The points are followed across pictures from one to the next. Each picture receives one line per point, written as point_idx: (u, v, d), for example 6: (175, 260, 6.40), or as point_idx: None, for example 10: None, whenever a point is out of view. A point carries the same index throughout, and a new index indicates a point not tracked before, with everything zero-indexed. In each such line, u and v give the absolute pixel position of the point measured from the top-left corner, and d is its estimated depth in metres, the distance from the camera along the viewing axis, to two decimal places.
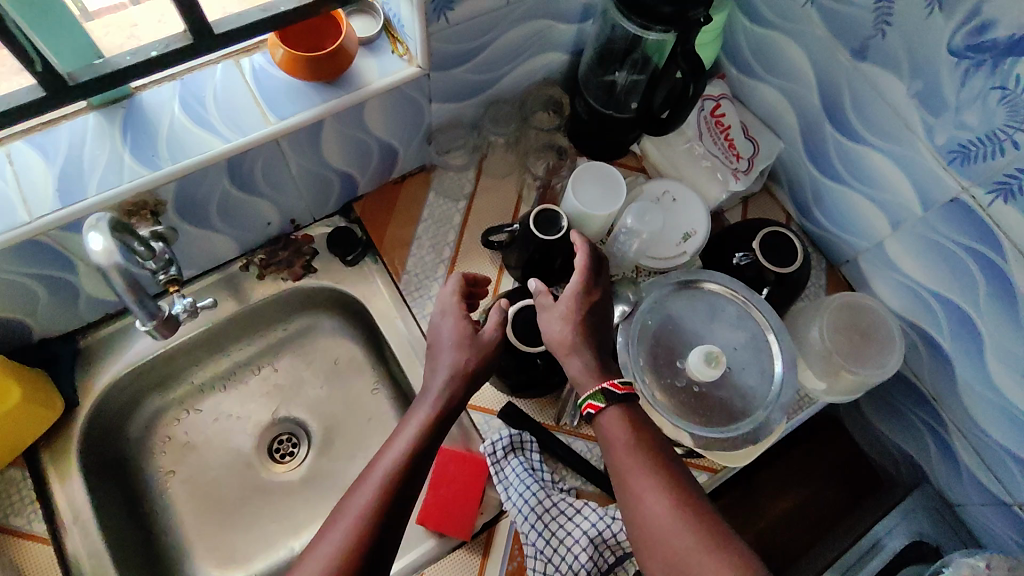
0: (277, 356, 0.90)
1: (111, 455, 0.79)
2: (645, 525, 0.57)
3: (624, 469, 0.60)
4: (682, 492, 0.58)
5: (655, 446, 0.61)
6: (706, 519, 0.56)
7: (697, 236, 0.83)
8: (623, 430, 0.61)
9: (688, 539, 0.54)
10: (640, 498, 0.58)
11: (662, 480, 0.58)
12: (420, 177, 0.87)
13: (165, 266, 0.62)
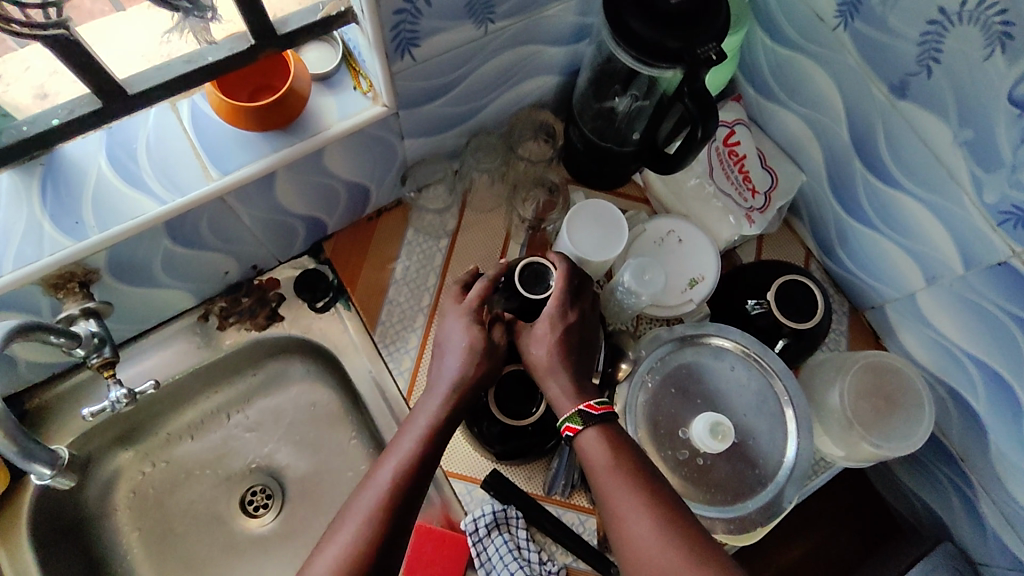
0: (248, 404, 0.83)
1: (68, 518, 0.74)
2: (629, 547, 0.51)
3: (603, 491, 0.54)
4: (667, 511, 0.52)
5: (634, 460, 0.55)
6: (694, 543, 0.50)
7: (705, 282, 0.75)
8: (599, 446, 0.56)
9: (673, 565, 0.49)
10: (622, 520, 0.52)
11: (644, 498, 0.53)
12: (397, 212, 0.79)
13: (97, 351, 0.62)
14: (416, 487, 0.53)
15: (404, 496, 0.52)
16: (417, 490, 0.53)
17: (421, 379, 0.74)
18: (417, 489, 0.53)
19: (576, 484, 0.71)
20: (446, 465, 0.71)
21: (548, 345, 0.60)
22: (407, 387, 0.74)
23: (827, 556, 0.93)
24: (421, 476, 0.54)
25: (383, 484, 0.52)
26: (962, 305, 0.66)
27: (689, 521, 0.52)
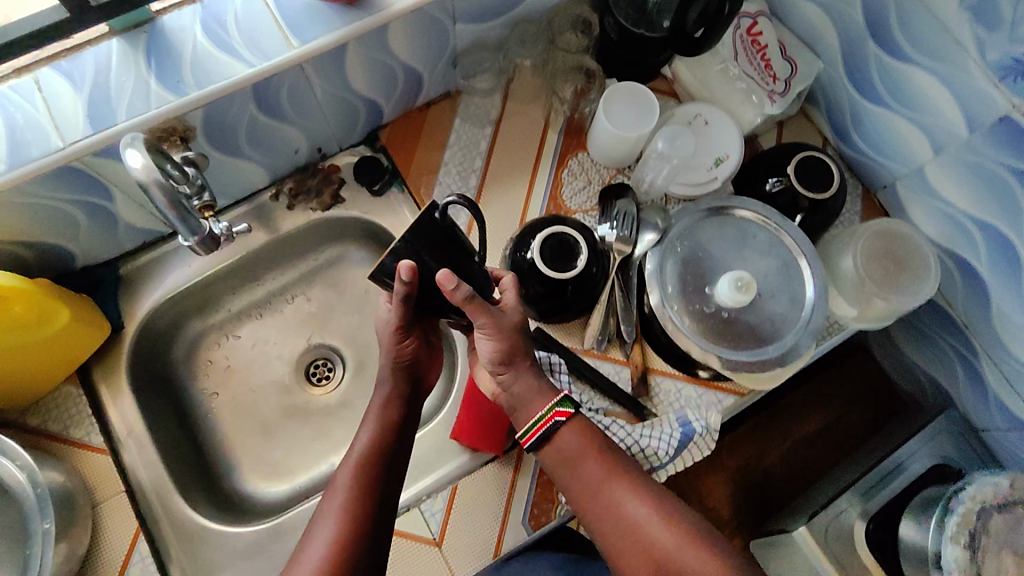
0: (310, 286, 0.91)
1: (158, 376, 0.83)
2: (628, 530, 0.61)
3: (594, 485, 0.63)
4: (652, 491, 0.63)
5: (612, 454, 0.65)
6: (677, 513, 0.62)
7: (730, 161, 0.82)
8: (582, 446, 0.65)
9: (668, 538, 0.60)
10: (618, 507, 0.62)
11: (629, 486, 0.63)
12: (445, 104, 0.86)
13: (200, 192, 0.65)
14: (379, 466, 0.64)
15: (369, 485, 0.62)
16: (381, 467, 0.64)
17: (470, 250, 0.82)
18: (380, 468, 0.64)
19: (613, 337, 0.79)
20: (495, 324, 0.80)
21: (513, 339, 0.65)
22: None
23: (840, 432, 1.02)
24: (380, 464, 0.64)
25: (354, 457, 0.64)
26: (966, 169, 0.72)
27: (669, 494, 0.63)
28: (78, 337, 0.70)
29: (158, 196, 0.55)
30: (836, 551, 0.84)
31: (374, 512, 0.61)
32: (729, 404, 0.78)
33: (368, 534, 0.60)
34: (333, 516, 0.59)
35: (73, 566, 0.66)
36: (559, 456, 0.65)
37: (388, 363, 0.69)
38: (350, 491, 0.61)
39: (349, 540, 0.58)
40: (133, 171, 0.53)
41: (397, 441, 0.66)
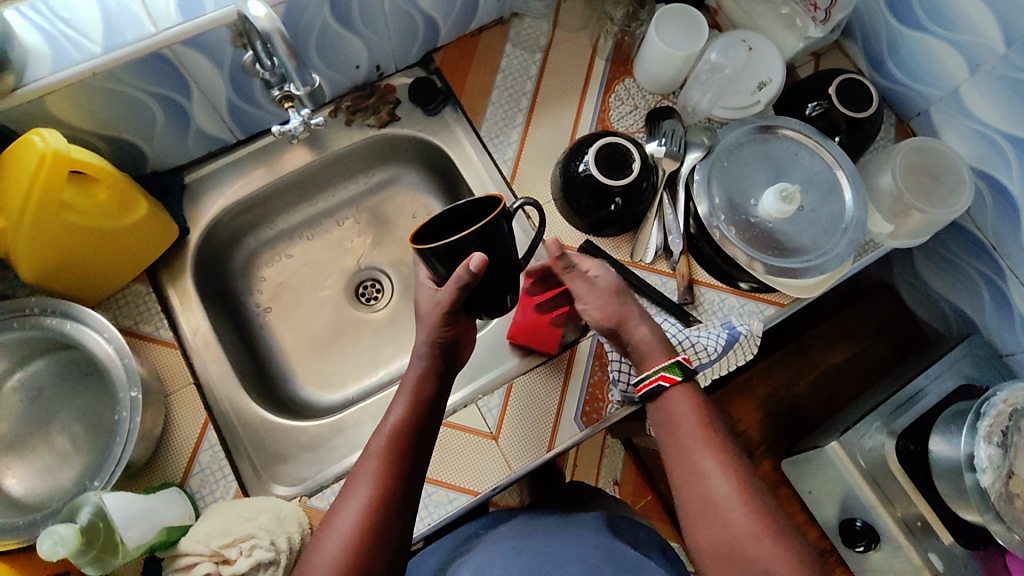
0: (360, 208, 0.95)
1: (218, 285, 0.86)
2: (708, 502, 0.57)
3: (687, 447, 0.60)
4: (744, 473, 0.58)
5: (716, 427, 0.61)
6: (764, 505, 0.57)
7: (772, 84, 0.85)
8: (689, 410, 0.62)
9: (746, 519, 0.55)
10: (701, 475, 0.58)
11: (723, 462, 0.59)
12: (497, 29, 0.89)
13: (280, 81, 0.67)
14: (409, 445, 0.61)
15: (399, 462, 0.59)
16: (411, 443, 0.61)
17: (522, 166, 0.85)
18: (408, 447, 0.61)
19: (660, 249, 0.82)
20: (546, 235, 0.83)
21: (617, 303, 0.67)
22: (510, 172, 0.85)
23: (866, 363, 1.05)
24: (409, 442, 0.61)
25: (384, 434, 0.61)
26: (1002, 85, 0.76)
27: (761, 484, 0.58)
28: (153, 232, 0.72)
29: (281, 48, 0.59)
30: (869, 466, 0.87)
31: (402, 490, 0.59)
32: (769, 314, 0.82)
33: (396, 515, 0.58)
34: (362, 488, 0.58)
35: (150, 447, 0.68)
36: (663, 414, 0.63)
37: (425, 340, 0.65)
38: (380, 467, 0.59)
39: (381, 514, 0.57)
40: (258, 19, 0.57)
41: (428, 418, 0.63)
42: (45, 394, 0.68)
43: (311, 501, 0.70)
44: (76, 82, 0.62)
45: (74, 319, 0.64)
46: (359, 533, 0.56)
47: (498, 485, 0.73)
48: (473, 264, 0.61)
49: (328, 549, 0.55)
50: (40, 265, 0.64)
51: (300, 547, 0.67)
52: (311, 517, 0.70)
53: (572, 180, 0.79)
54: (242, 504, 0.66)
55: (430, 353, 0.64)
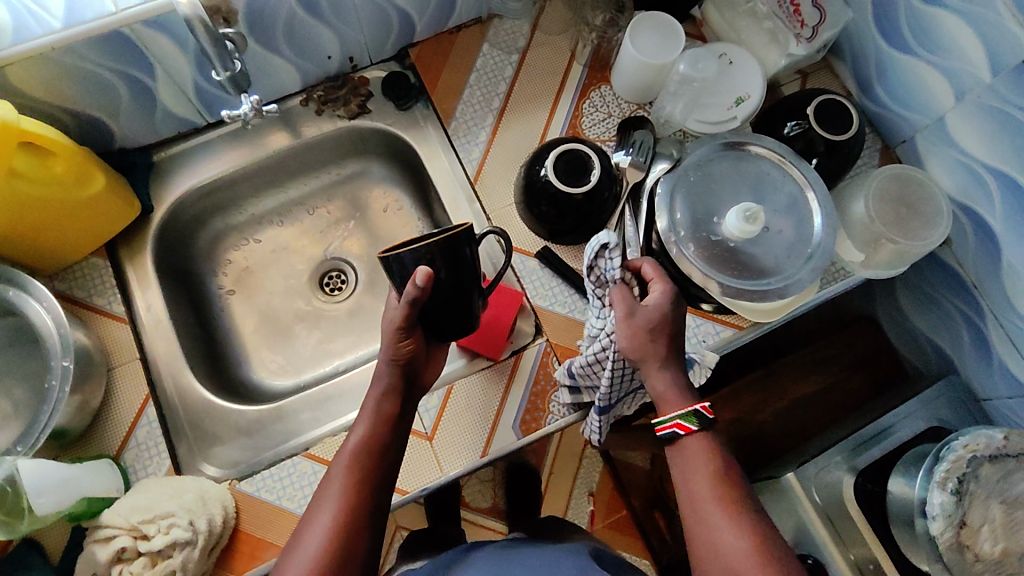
0: (331, 198, 0.95)
1: (181, 264, 0.87)
2: (715, 557, 0.55)
3: (695, 501, 0.58)
4: (759, 524, 0.55)
5: (736, 477, 0.58)
6: (781, 562, 0.53)
7: (750, 100, 0.83)
8: (699, 459, 0.59)
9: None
10: (709, 528, 0.56)
11: (741, 515, 0.56)
12: (475, 28, 0.89)
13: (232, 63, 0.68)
14: (371, 464, 0.60)
15: (363, 482, 0.58)
16: (374, 464, 0.60)
17: (488, 166, 0.84)
18: (372, 467, 0.60)
19: None
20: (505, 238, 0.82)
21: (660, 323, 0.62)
22: (475, 171, 0.84)
23: (840, 395, 1.01)
24: (373, 462, 0.60)
25: (345, 455, 0.60)
26: (987, 116, 0.72)
27: (778, 538, 0.55)
28: (110, 208, 0.74)
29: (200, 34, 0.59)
30: (824, 503, 0.84)
31: (367, 511, 0.58)
32: (725, 336, 0.80)
33: (364, 537, 0.57)
34: (327, 512, 0.56)
35: (86, 418, 0.68)
36: (675, 459, 0.61)
37: (388, 357, 0.63)
38: (344, 488, 0.58)
39: (348, 536, 0.55)
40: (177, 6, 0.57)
41: (392, 436, 0.62)
42: None
43: (240, 484, 0.69)
44: (33, 56, 0.63)
45: (18, 286, 0.65)
46: (324, 556, 0.54)
47: (428, 487, 0.72)
48: (420, 279, 0.59)
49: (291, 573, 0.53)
50: None
51: (221, 530, 0.66)
52: (237, 500, 0.68)
53: (533, 185, 0.78)
54: (169, 482, 0.67)
55: (392, 371, 0.64)
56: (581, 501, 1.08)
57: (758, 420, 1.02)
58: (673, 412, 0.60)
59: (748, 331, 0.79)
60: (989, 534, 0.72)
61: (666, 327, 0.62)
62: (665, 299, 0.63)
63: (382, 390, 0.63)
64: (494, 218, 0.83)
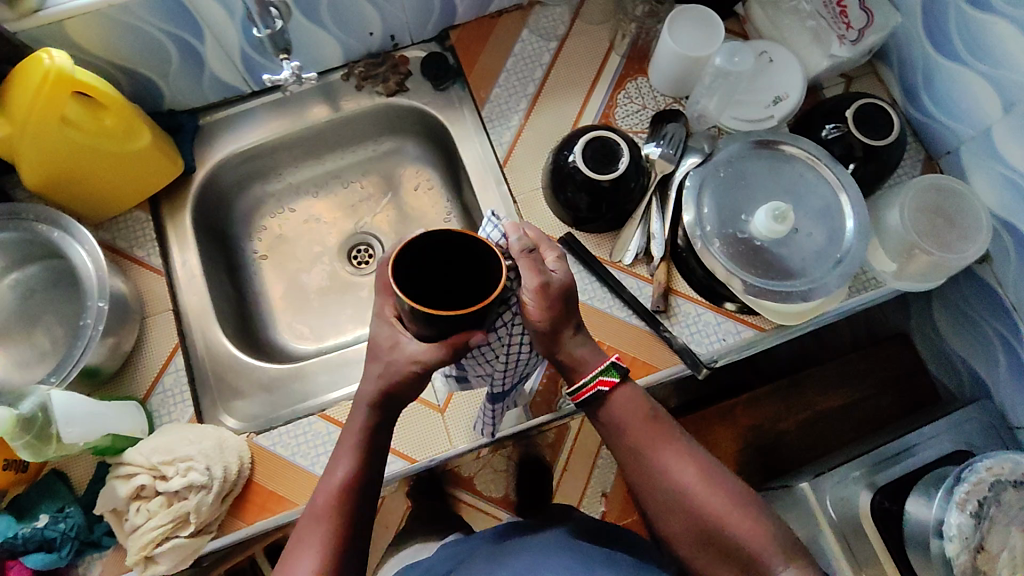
0: (365, 174, 0.98)
1: (218, 226, 0.90)
2: (676, 495, 0.61)
3: (643, 450, 0.62)
4: (700, 456, 0.62)
5: (660, 418, 0.63)
6: (728, 484, 0.62)
7: (789, 101, 0.81)
8: (637, 407, 0.63)
9: (717, 501, 0.60)
10: (664, 468, 0.61)
11: (677, 448, 0.62)
12: (516, 14, 0.90)
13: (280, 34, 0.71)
14: (356, 501, 0.58)
15: (349, 519, 0.58)
16: (360, 501, 0.58)
17: (518, 150, 0.85)
18: (356, 506, 0.58)
19: (641, 253, 0.80)
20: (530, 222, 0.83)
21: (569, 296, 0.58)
22: (505, 154, 0.85)
23: None
24: (355, 503, 0.58)
25: (329, 493, 0.58)
26: None
27: (716, 462, 0.63)
28: (154, 163, 0.76)
29: None
30: (839, 519, 0.82)
31: (349, 554, 0.57)
32: (746, 336, 0.78)
33: (347, 574, 0.57)
34: (313, 552, 0.56)
35: (118, 360, 0.72)
36: (610, 416, 0.63)
37: (375, 388, 0.56)
38: (326, 530, 0.57)
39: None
40: None
41: (372, 474, 0.59)
42: (36, 295, 0.74)
43: (257, 438, 0.72)
44: (93, 11, 0.66)
45: (64, 229, 0.68)
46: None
47: (436, 459, 0.74)
48: (469, 339, 0.49)
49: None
50: (39, 174, 0.69)
51: (235, 479, 0.69)
52: (253, 453, 0.71)
53: (560, 170, 0.78)
54: (189, 428, 0.70)
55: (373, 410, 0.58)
56: (595, 498, 1.01)
57: (782, 429, 0.99)
58: (595, 369, 0.61)
59: (770, 333, 0.78)
60: (1007, 562, 0.69)
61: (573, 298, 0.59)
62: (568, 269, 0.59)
63: (362, 428, 0.58)
64: (520, 201, 0.83)
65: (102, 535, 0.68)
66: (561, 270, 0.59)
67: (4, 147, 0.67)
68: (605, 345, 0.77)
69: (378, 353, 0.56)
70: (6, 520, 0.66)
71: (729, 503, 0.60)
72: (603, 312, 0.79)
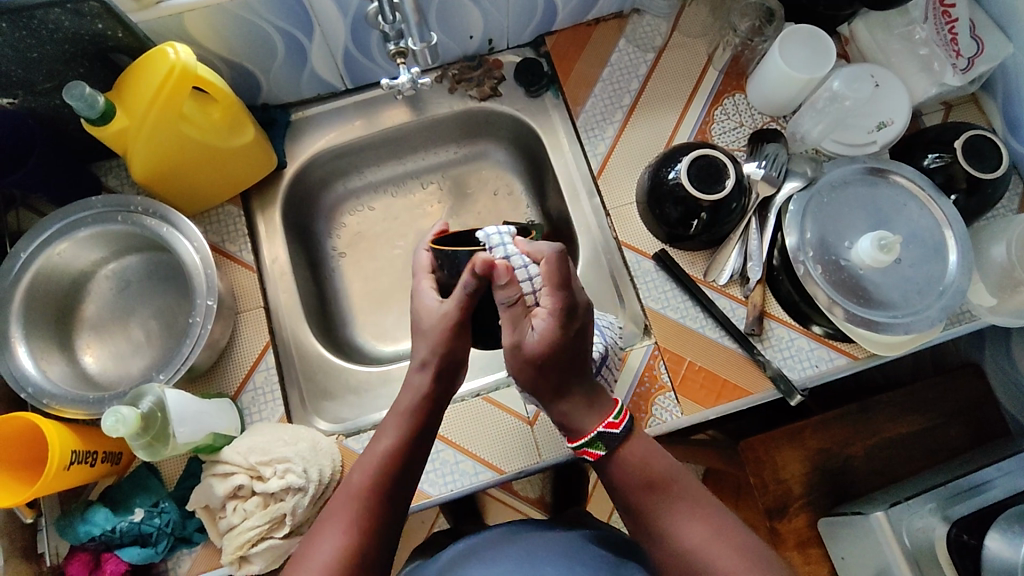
0: (445, 176, 0.96)
1: (302, 221, 0.90)
2: (685, 554, 0.55)
3: (646, 505, 0.58)
4: (715, 514, 0.57)
5: (668, 477, 0.59)
6: (746, 544, 0.55)
7: (893, 127, 0.80)
8: (647, 458, 0.60)
9: (730, 561, 0.54)
10: (674, 533, 0.57)
11: (687, 509, 0.58)
12: (613, 23, 0.89)
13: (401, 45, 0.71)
14: (394, 474, 0.59)
15: (380, 494, 0.58)
16: (398, 476, 0.59)
17: (611, 163, 0.84)
18: (393, 482, 0.59)
19: (736, 273, 0.79)
20: (621, 236, 0.82)
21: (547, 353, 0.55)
22: (599, 166, 0.84)
23: (933, 442, 0.95)
24: (395, 475, 0.59)
25: (370, 463, 0.59)
26: None
27: (736, 522, 0.57)
28: (254, 158, 0.76)
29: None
30: (914, 548, 0.79)
31: (380, 527, 0.57)
32: (839, 364, 0.77)
33: (374, 553, 0.56)
34: (340, 522, 0.56)
35: (213, 356, 0.71)
36: (623, 468, 0.59)
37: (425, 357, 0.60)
38: (359, 502, 0.57)
39: (354, 552, 0.55)
40: None
41: (416, 449, 0.60)
42: (132, 287, 0.75)
43: (347, 441, 0.72)
44: (212, 6, 0.66)
45: (171, 224, 0.68)
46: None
47: (526, 470, 0.74)
48: (478, 266, 0.55)
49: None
50: (149, 169, 0.69)
51: (328, 483, 0.69)
52: (344, 457, 0.71)
53: (659, 187, 0.76)
54: (281, 428, 0.69)
55: (431, 375, 0.60)
56: None
57: (847, 453, 0.94)
58: (580, 441, 0.59)
59: (864, 361, 0.77)
60: None
61: (556, 357, 0.56)
62: (552, 325, 0.55)
63: (416, 401, 0.61)
64: (612, 215, 0.83)
65: (194, 531, 0.67)
66: (542, 330, 0.55)
67: (118, 142, 0.66)
68: (696, 365, 0.76)
69: (420, 328, 0.61)
70: (103, 512, 0.65)
71: (748, 565, 0.54)
72: (679, 321, 0.78)
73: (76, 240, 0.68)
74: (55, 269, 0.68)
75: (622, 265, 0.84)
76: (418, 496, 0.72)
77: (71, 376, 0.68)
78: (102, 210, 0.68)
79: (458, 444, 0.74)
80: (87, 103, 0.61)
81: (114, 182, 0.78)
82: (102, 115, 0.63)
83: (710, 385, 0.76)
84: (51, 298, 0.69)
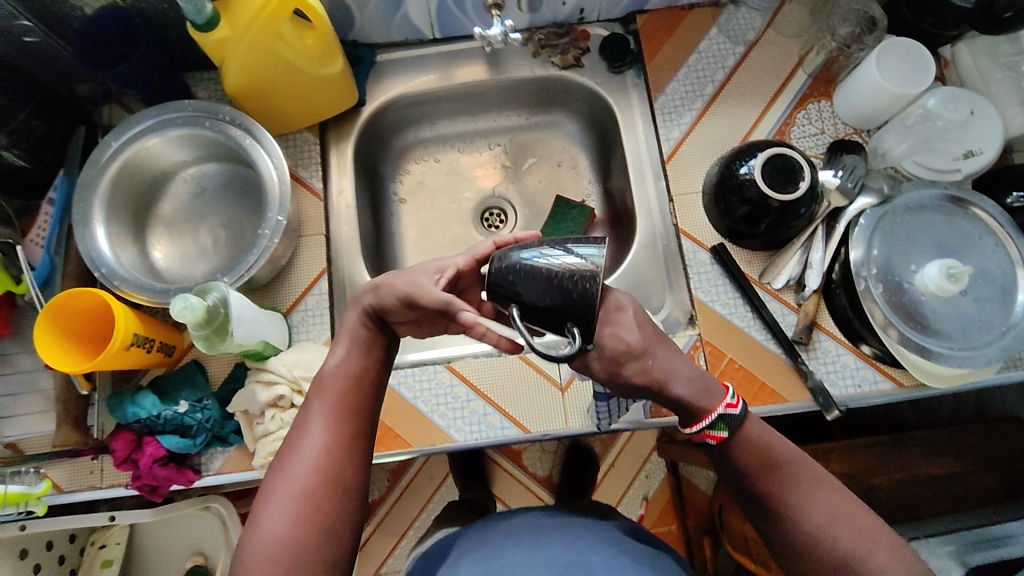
0: (515, 139, 0.98)
1: (371, 163, 0.92)
2: (809, 536, 0.52)
3: (769, 484, 0.54)
4: (831, 483, 0.53)
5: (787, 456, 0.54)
6: (861, 513, 0.52)
7: (982, 157, 0.78)
8: (766, 439, 0.55)
9: (854, 540, 0.51)
10: (798, 512, 0.52)
11: (813, 483, 0.53)
12: (709, 10, 0.88)
13: None
14: (362, 389, 0.56)
15: (344, 411, 0.54)
16: (364, 390, 0.56)
17: (683, 149, 0.83)
18: (363, 402, 0.56)
19: (793, 280, 0.78)
20: (682, 224, 0.81)
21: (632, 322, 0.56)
22: (670, 151, 0.83)
23: (964, 488, 0.92)
24: (361, 387, 0.56)
25: (337, 376, 0.55)
26: None
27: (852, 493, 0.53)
28: (339, 87, 0.78)
29: None
30: None
31: (359, 454, 0.54)
32: (883, 388, 0.75)
33: (355, 470, 0.53)
34: (317, 431, 0.53)
35: (273, 272, 0.74)
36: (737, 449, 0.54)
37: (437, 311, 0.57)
38: (330, 410, 0.54)
39: (337, 459, 0.52)
40: None
41: (381, 363, 0.58)
42: (206, 193, 0.78)
43: None
44: None
45: (254, 138, 0.71)
46: (320, 481, 0.50)
47: (551, 434, 0.74)
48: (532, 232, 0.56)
49: (279, 495, 0.50)
50: (242, 82, 0.72)
51: None
52: None
53: (729, 180, 0.75)
54: (326, 351, 0.72)
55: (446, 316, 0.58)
56: (635, 501, 1.13)
57: (870, 484, 0.92)
58: (705, 414, 0.54)
59: (910, 390, 0.75)
60: None
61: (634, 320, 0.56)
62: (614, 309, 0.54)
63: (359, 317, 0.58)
64: (675, 201, 0.83)
65: (230, 432, 0.71)
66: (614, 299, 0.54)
67: (217, 51, 0.69)
68: (737, 363, 0.76)
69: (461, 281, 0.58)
70: (151, 398, 0.69)
71: (869, 539, 0.51)
72: (726, 317, 0.78)
73: (166, 138, 0.71)
74: (141, 162, 0.72)
75: (677, 253, 0.84)
76: (443, 439, 0.74)
77: (140, 265, 0.72)
78: (192, 113, 0.71)
79: (490, 397, 0.75)
80: (195, 8, 0.63)
81: (203, 94, 0.82)
82: (206, 21, 0.65)
83: (747, 385, 0.75)
84: (132, 191, 0.73)
